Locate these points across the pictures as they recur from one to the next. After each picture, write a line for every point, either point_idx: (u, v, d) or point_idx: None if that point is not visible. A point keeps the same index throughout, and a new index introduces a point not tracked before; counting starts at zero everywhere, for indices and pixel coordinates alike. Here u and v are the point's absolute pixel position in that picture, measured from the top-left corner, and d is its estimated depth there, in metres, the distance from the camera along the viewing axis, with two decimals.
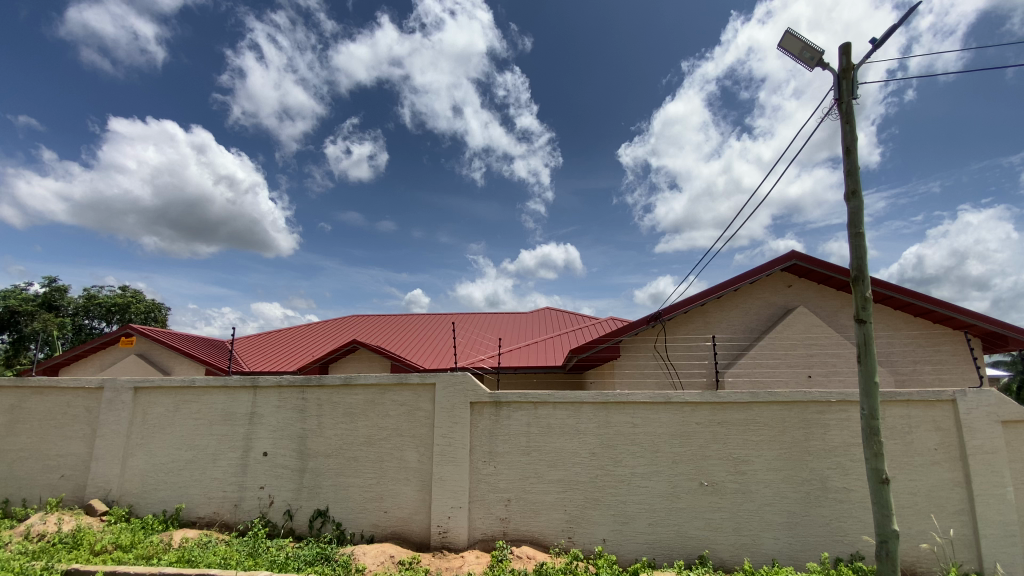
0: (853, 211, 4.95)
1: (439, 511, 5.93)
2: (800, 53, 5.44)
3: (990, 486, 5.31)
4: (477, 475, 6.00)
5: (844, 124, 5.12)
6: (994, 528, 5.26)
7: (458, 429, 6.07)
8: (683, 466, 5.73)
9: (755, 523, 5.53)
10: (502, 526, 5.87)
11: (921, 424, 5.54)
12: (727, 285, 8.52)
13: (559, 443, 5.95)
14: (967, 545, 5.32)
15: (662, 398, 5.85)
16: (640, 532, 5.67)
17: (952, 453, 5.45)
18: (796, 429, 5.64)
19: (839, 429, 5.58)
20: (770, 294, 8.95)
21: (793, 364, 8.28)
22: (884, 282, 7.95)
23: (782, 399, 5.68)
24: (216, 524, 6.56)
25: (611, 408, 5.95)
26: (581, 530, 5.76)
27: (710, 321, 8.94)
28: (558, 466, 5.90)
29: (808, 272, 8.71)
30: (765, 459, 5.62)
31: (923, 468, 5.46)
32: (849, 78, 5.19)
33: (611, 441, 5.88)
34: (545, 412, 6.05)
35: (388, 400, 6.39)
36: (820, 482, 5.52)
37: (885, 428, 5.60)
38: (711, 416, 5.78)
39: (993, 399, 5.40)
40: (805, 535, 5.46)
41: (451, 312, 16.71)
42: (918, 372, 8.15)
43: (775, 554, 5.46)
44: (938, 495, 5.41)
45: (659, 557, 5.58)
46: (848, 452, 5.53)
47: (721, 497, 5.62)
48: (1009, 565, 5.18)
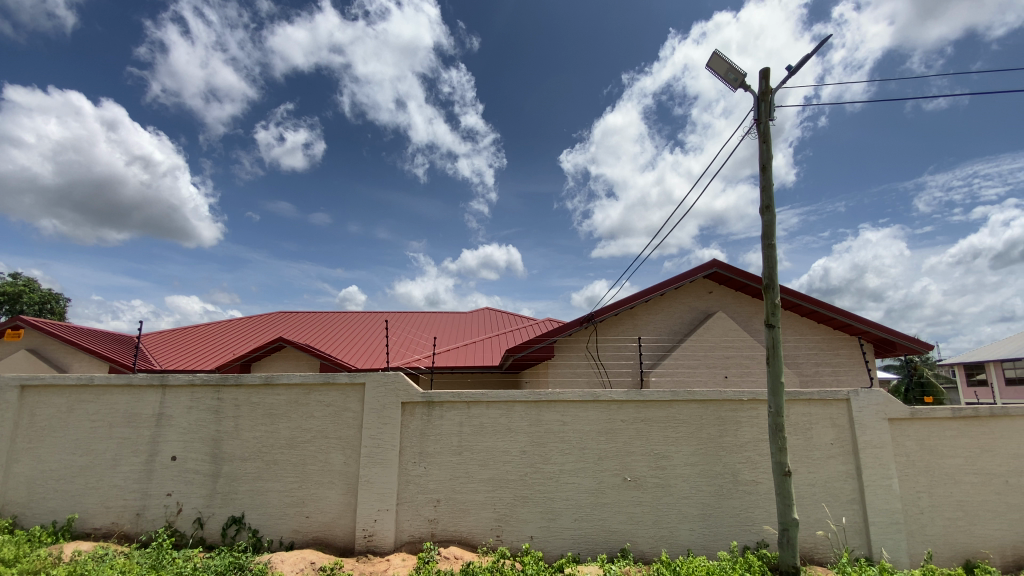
0: (767, 223, 5.36)
1: (365, 514, 5.76)
2: (725, 74, 5.85)
3: (878, 478, 5.91)
4: (406, 476, 5.90)
5: (762, 143, 5.55)
6: (880, 516, 5.85)
7: (388, 429, 5.93)
8: (608, 463, 5.93)
9: (673, 516, 5.82)
10: (430, 527, 5.80)
11: (820, 420, 6.08)
12: (654, 289, 8.93)
13: (491, 442, 5.97)
14: (858, 532, 5.89)
15: (591, 396, 6.03)
16: (566, 528, 5.80)
17: (846, 447, 6.02)
18: (712, 426, 6.00)
19: (749, 426, 6.01)
20: (693, 299, 9.48)
21: (712, 365, 8.82)
22: (794, 290, 8.67)
23: (699, 398, 6.03)
24: (114, 535, 5.99)
25: (543, 407, 6.05)
26: (510, 529, 5.80)
27: (638, 323, 9.33)
28: (489, 466, 5.92)
29: (728, 280, 9.32)
30: (684, 455, 5.94)
31: (822, 461, 6.00)
32: (767, 100, 5.63)
33: (541, 439, 5.98)
34: (478, 411, 6.04)
35: (313, 400, 6.13)
36: (731, 475, 5.91)
37: (789, 425, 6.09)
38: (636, 414, 6.04)
39: (881, 398, 6.04)
40: (718, 526, 5.81)
41: (387, 311, 16.31)
42: (820, 373, 8.95)
43: (690, 545, 5.78)
44: (834, 486, 5.96)
45: (584, 551, 5.75)
46: (756, 447, 5.97)
47: (643, 491, 5.87)
48: (891, 548, 5.80)
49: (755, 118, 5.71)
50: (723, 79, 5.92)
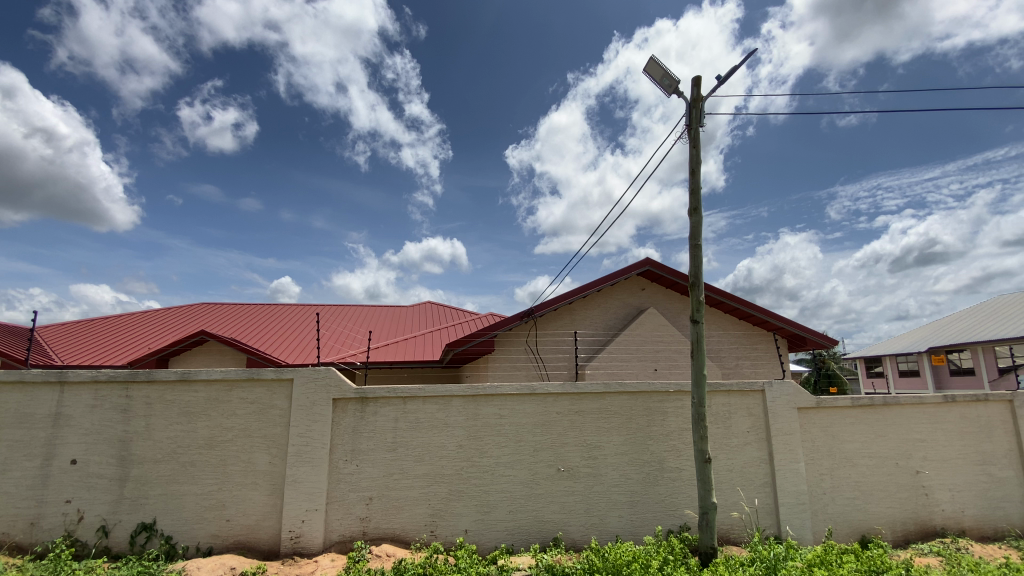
0: (694, 224, 5.68)
1: (292, 515, 5.53)
2: (660, 79, 6.13)
3: (788, 462, 6.43)
4: (336, 475, 5.71)
5: (692, 147, 5.85)
6: (789, 497, 6.36)
7: (317, 427, 5.72)
8: (543, 454, 6.04)
9: (603, 504, 6.04)
10: (361, 525, 5.66)
11: (738, 410, 6.52)
12: (591, 285, 9.18)
13: (426, 437, 5.91)
14: (769, 513, 6.37)
15: (527, 389, 6.11)
16: (500, 520, 5.86)
17: (761, 434, 6.49)
18: (640, 416, 6.27)
19: (674, 416, 6.33)
20: (627, 296, 9.84)
21: (643, 358, 9.21)
22: (719, 289, 9.21)
23: (630, 390, 6.27)
24: (3, 548, 5.38)
25: (480, 401, 6.06)
26: (444, 523, 5.78)
27: (575, 318, 9.56)
28: (424, 461, 5.86)
29: (660, 278, 9.75)
30: (614, 445, 6.17)
31: (738, 448, 6.44)
32: (698, 107, 5.96)
33: (477, 433, 5.99)
34: (414, 406, 5.96)
35: (235, 398, 5.79)
36: (658, 463, 6.20)
37: (711, 414, 6.48)
38: (570, 406, 6.19)
39: (791, 389, 6.56)
40: (644, 512, 6.09)
41: (320, 303, 15.69)
42: (740, 366, 9.59)
43: (619, 531, 6.01)
44: (749, 471, 6.41)
45: (517, 542, 5.83)
46: (680, 436, 6.30)
47: (575, 481, 6.04)
48: (796, 526, 6.34)
49: (686, 123, 6.00)
50: (658, 85, 6.20)
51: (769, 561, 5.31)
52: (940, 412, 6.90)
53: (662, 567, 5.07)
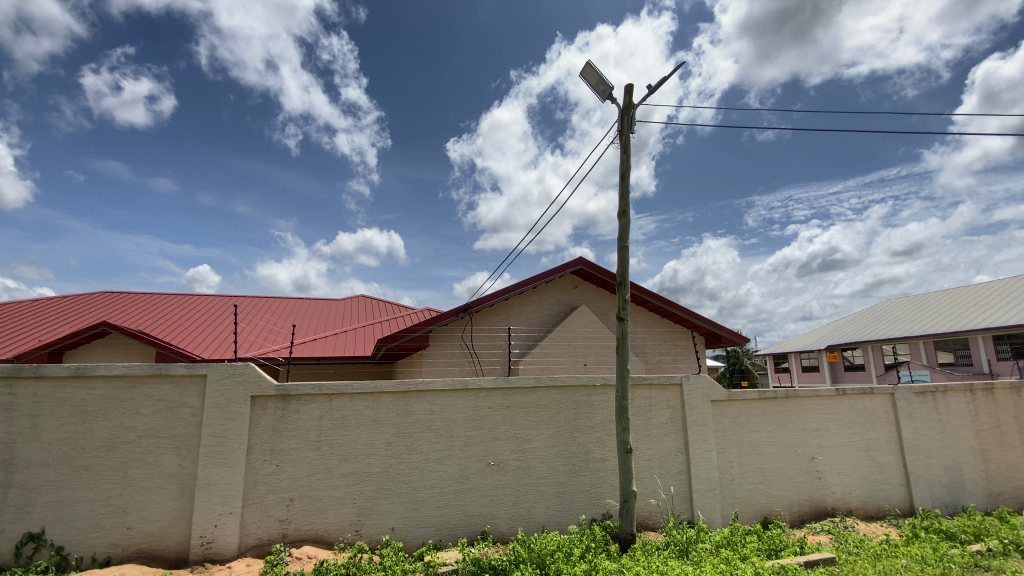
0: (623, 226, 5.97)
1: (204, 520, 5.20)
2: (596, 85, 6.38)
3: (702, 451, 6.90)
4: (253, 476, 5.44)
5: (623, 152, 6.15)
6: (702, 484, 6.83)
7: (233, 426, 5.40)
8: (474, 449, 6.08)
9: (530, 496, 6.18)
10: (280, 527, 5.43)
11: (658, 403, 6.91)
12: (526, 282, 9.35)
13: (353, 435, 5.76)
14: (683, 499, 6.80)
15: (460, 385, 6.12)
16: (429, 516, 5.83)
17: (678, 426, 6.92)
18: (569, 409, 6.48)
19: (600, 408, 6.60)
20: (561, 293, 10.10)
21: (574, 353, 9.52)
22: (646, 288, 9.69)
23: (559, 384, 6.46)
24: None
25: (410, 397, 5.99)
26: (369, 522, 5.66)
27: (511, 314, 9.69)
28: (350, 460, 5.71)
29: (592, 276, 10.10)
30: (543, 438, 6.32)
31: (658, 438, 6.83)
32: (629, 114, 6.26)
33: (407, 430, 5.91)
34: (340, 404, 5.78)
35: (139, 395, 5.34)
36: (584, 454, 6.44)
37: (634, 407, 6.83)
38: (501, 401, 6.27)
39: (706, 382, 7.04)
40: (570, 502, 6.30)
41: (241, 295, 14.76)
42: (662, 361, 10.17)
43: (545, 521, 6.18)
44: (667, 460, 6.81)
45: (445, 538, 5.84)
46: (605, 428, 6.57)
47: (504, 474, 6.13)
48: (708, 511, 6.81)
49: (619, 128, 6.30)
50: (594, 90, 6.48)
51: (682, 544, 5.68)
52: (833, 403, 7.70)
53: (585, 554, 5.29)
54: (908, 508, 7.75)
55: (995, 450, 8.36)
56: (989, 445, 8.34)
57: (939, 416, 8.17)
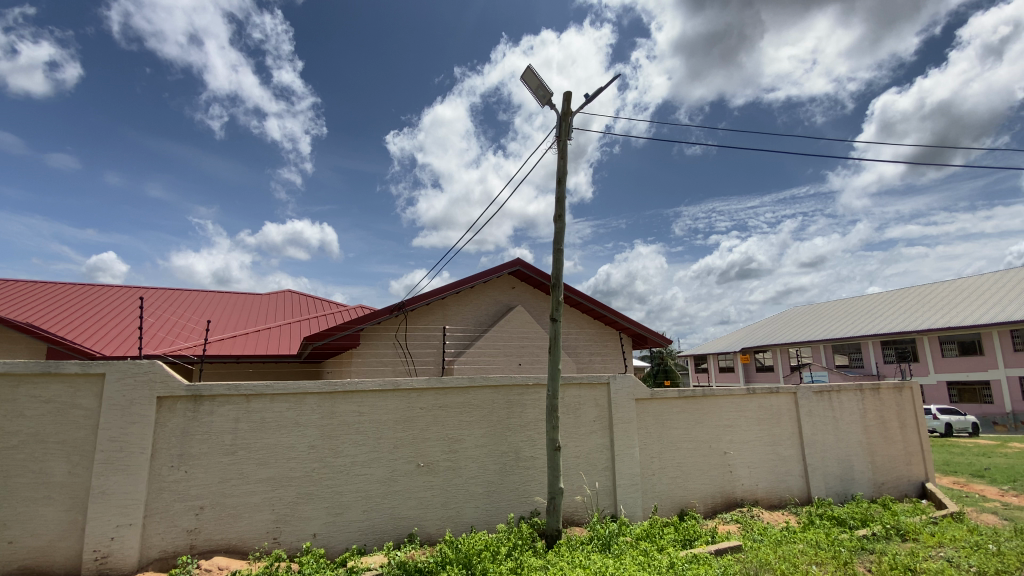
0: (558, 229, 6.14)
1: (99, 532, 4.73)
2: (536, 90, 6.59)
3: (626, 448, 7.20)
4: (158, 483, 5.03)
5: (560, 157, 6.34)
6: (626, 480, 7.13)
7: (135, 430, 4.96)
8: (403, 450, 5.98)
9: (460, 496, 6.16)
10: (188, 537, 5.06)
11: (587, 401, 7.15)
12: (463, 282, 9.33)
13: (273, 438, 5.47)
14: (608, 495, 7.06)
15: (390, 385, 5.99)
16: (353, 521, 5.66)
17: (605, 423, 7.19)
18: (501, 409, 6.53)
19: (532, 408, 6.71)
20: (498, 293, 10.18)
21: (508, 352, 9.60)
22: (579, 290, 9.99)
23: (492, 384, 6.49)
24: None
25: (337, 398, 5.78)
26: (289, 529, 5.40)
27: (447, 314, 9.63)
28: (269, 464, 5.43)
29: (528, 277, 10.27)
30: (475, 438, 6.34)
31: (585, 436, 7.06)
32: (567, 121, 6.45)
33: (333, 432, 5.71)
34: (259, 405, 5.47)
35: (24, 396, 4.79)
36: (514, 452, 6.52)
37: (563, 405, 7.02)
38: (433, 401, 6.21)
39: (631, 382, 7.36)
40: (498, 500, 6.35)
41: (150, 287, 13.56)
42: (593, 361, 10.52)
43: (474, 521, 6.19)
44: (593, 456, 7.05)
45: (370, 542, 5.69)
46: (536, 427, 6.69)
47: (434, 475, 6.08)
48: (630, 505, 7.10)
49: (556, 134, 6.47)
50: (534, 94, 6.68)
51: (604, 538, 5.91)
52: (744, 401, 8.32)
53: (511, 552, 5.36)
54: (807, 497, 8.52)
55: (879, 443, 9.39)
56: (874, 439, 9.34)
57: (834, 413, 9.06)
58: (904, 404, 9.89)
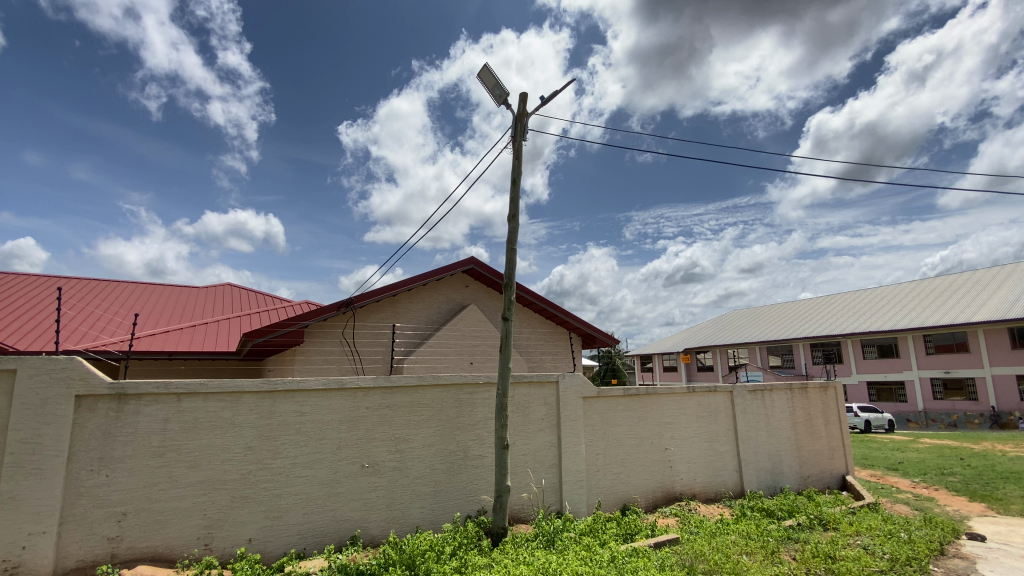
0: (512, 229, 6.19)
1: (6, 542, 4.34)
2: (492, 89, 6.64)
3: (572, 445, 7.34)
4: (75, 489, 4.66)
5: (515, 157, 6.40)
6: (572, 476, 7.27)
7: (50, 431, 4.58)
8: (347, 450, 5.83)
9: (406, 496, 6.08)
10: (109, 546, 4.72)
11: (536, 400, 7.24)
12: (415, 279, 9.21)
13: (206, 440, 5.20)
14: (554, 491, 7.18)
15: (335, 384, 5.82)
16: (292, 524, 5.47)
17: (553, 421, 7.31)
18: (450, 408, 6.50)
19: (482, 406, 6.71)
20: (451, 291, 10.12)
21: (460, 351, 9.55)
22: (531, 290, 10.10)
23: (442, 383, 6.44)
24: None
25: (277, 397, 5.56)
26: (221, 534, 5.15)
27: (398, 311, 9.48)
28: (201, 467, 5.15)
29: (482, 276, 10.28)
30: (422, 437, 6.27)
31: (534, 434, 7.14)
32: (522, 121, 6.51)
33: (272, 433, 5.48)
34: (191, 405, 5.18)
35: None
36: (463, 451, 6.51)
37: (513, 403, 7.08)
38: (380, 400, 6.09)
39: (579, 381, 7.52)
40: (445, 500, 6.31)
41: (71, 276, 12.54)
42: (544, 360, 10.65)
43: (419, 522, 6.12)
44: (541, 454, 7.15)
45: (310, 545, 5.52)
46: (485, 425, 6.70)
47: (379, 476, 5.96)
48: (575, 501, 7.25)
49: (512, 133, 6.52)
50: (490, 93, 6.70)
51: (549, 535, 6.00)
52: (685, 399, 8.69)
53: (456, 551, 5.35)
54: (740, 490, 8.99)
55: (806, 439, 10.06)
56: (801, 435, 10.00)
57: (766, 410, 9.61)
58: (829, 402, 10.63)
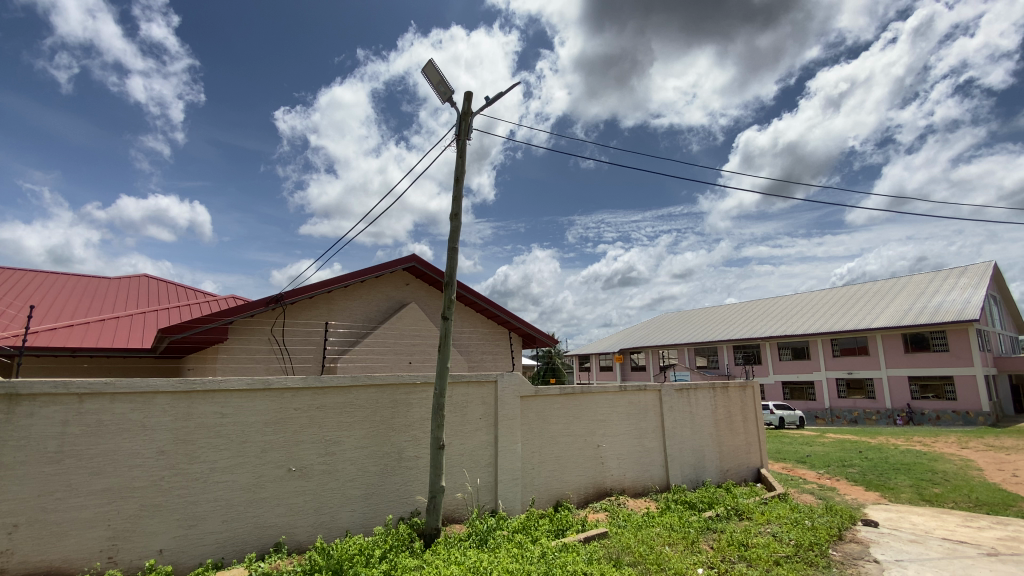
0: (454, 228, 6.18)
1: None
2: (437, 85, 6.61)
3: (509, 444, 7.42)
4: None
5: (459, 156, 6.39)
6: (507, 475, 7.35)
7: None
8: (273, 454, 5.57)
9: (335, 500, 5.90)
10: None
11: (473, 399, 7.25)
12: (353, 276, 8.96)
13: (114, 445, 4.80)
14: (489, 490, 7.22)
15: (260, 384, 5.54)
16: (209, 533, 5.15)
17: (490, 421, 7.35)
18: (385, 408, 6.38)
19: (418, 407, 6.64)
20: (390, 289, 9.92)
21: (399, 351, 9.33)
22: (471, 289, 10.10)
23: (377, 383, 6.31)
24: None
25: (195, 398, 5.22)
26: (127, 545, 4.76)
27: (333, 309, 9.17)
28: (106, 473, 4.74)
29: (423, 274, 10.17)
30: (354, 439, 6.11)
31: (470, 433, 7.16)
32: (467, 120, 6.52)
33: (188, 436, 5.14)
34: (96, 407, 4.76)
35: None
36: (397, 453, 6.40)
37: (450, 403, 7.06)
38: (310, 401, 5.87)
39: (517, 380, 7.62)
40: (377, 503, 6.19)
41: None
42: (484, 360, 10.67)
43: (349, 526, 5.95)
44: (476, 453, 7.17)
45: (229, 555, 5.22)
46: (421, 426, 6.63)
47: (307, 480, 5.74)
48: (509, 499, 7.33)
49: (456, 132, 6.51)
50: (435, 90, 6.65)
51: (481, 534, 6.04)
52: (617, 398, 9.03)
53: (386, 554, 5.27)
54: (666, 484, 9.46)
55: (726, 435, 10.75)
56: (722, 431, 10.67)
57: (691, 408, 10.17)
58: (747, 401, 11.42)
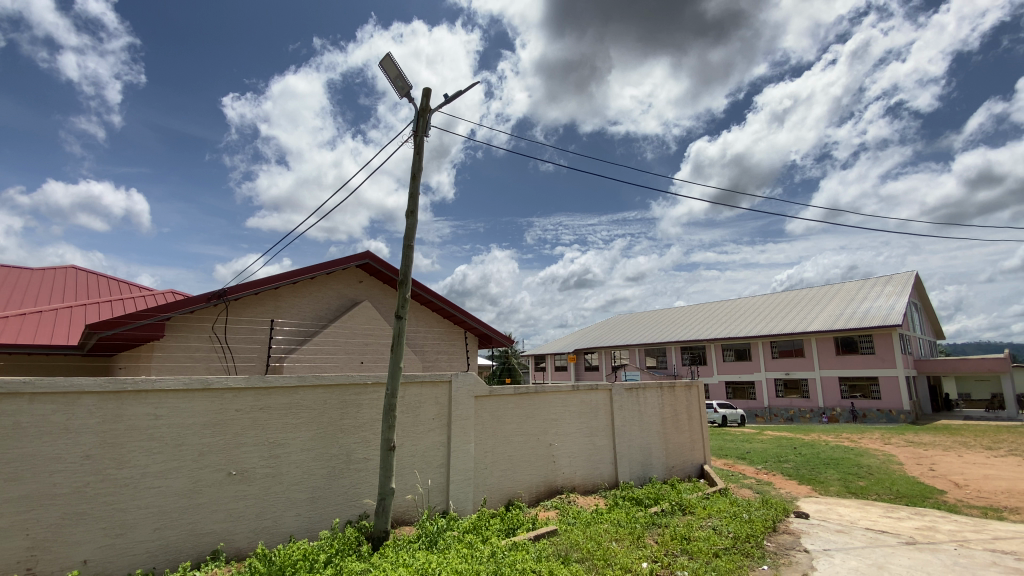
0: (409, 225, 6.10)
1: None
2: (395, 79, 6.50)
3: (461, 444, 7.39)
4: None
5: (416, 152, 6.31)
6: (459, 475, 7.32)
7: None
8: (211, 458, 5.31)
9: (278, 505, 5.69)
10: None
11: (426, 400, 7.18)
12: (303, 272, 8.69)
13: (31, 449, 4.44)
14: (440, 492, 7.17)
15: (198, 384, 5.28)
16: (139, 541, 4.85)
17: (443, 421, 7.30)
18: (334, 409, 6.22)
19: (368, 408, 6.50)
20: (343, 286, 9.68)
21: (350, 350, 9.11)
22: (427, 288, 10.00)
23: (325, 383, 6.14)
24: None
25: (125, 399, 4.91)
26: (47, 557, 4.41)
27: (280, 305, 8.85)
28: (23, 480, 4.38)
29: (377, 272, 9.99)
30: (300, 441, 5.92)
31: (423, 434, 7.09)
32: (425, 117, 6.45)
33: (118, 439, 4.83)
34: (11, 408, 4.39)
35: None
36: (345, 455, 6.25)
37: (403, 404, 6.96)
38: (253, 402, 5.64)
39: (472, 380, 7.62)
40: (323, 506, 6.02)
41: None
42: (438, 360, 10.58)
43: (293, 531, 5.76)
44: (428, 454, 7.11)
45: (161, 564, 4.93)
46: (371, 427, 6.50)
47: (248, 484, 5.51)
48: (460, 499, 7.30)
49: (413, 128, 6.43)
50: (392, 84, 6.54)
51: (431, 535, 6.00)
52: (570, 398, 9.18)
53: (331, 558, 5.14)
54: (615, 482, 9.70)
55: (673, 433, 11.15)
56: (669, 429, 11.06)
57: (640, 408, 10.49)
58: (692, 400, 11.90)
